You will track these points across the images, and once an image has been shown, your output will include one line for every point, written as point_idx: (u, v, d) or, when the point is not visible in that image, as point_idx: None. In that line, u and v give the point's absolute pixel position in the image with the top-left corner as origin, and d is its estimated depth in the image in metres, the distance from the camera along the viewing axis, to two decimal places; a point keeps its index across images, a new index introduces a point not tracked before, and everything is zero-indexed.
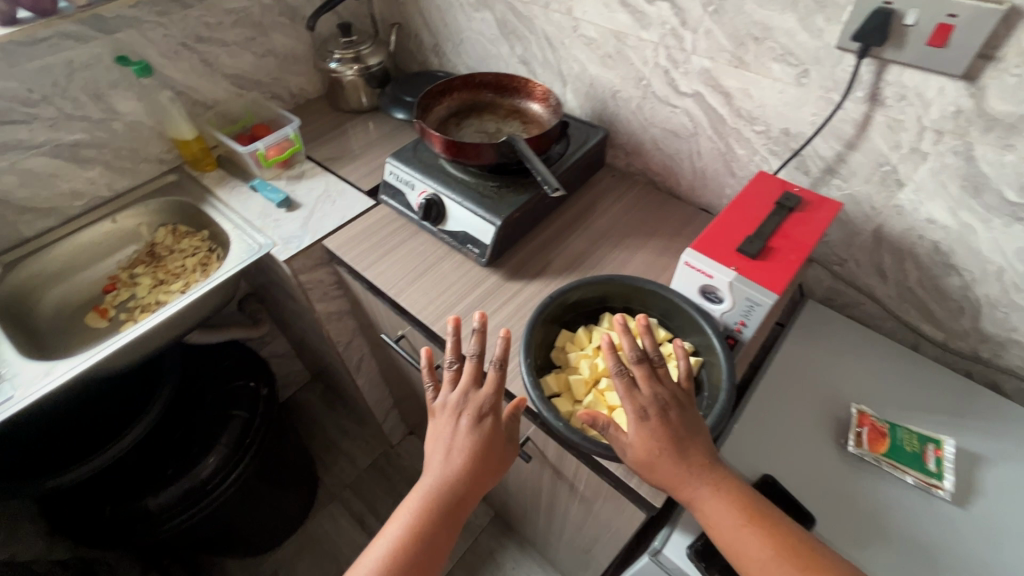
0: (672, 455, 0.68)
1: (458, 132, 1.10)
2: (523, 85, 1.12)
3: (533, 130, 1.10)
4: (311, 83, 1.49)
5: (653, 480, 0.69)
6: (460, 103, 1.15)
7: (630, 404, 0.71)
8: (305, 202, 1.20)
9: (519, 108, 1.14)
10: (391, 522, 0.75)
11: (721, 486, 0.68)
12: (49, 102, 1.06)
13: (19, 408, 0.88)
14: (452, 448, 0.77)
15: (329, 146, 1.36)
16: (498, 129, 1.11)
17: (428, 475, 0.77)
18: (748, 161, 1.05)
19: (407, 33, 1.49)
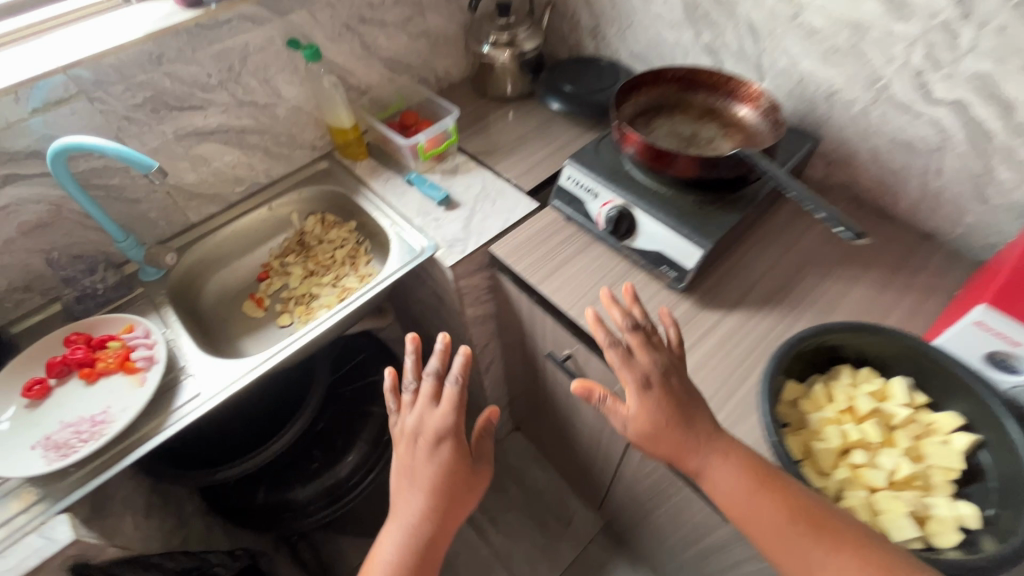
0: (673, 431, 0.67)
1: (648, 134, 0.98)
2: (723, 81, 0.99)
3: (735, 134, 0.97)
4: (457, 67, 1.39)
5: (653, 451, 0.69)
6: (649, 102, 1.02)
7: (628, 374, 0.70)
8: (464, 201, 1.12)
9: (715, 108, 1.00)
10: (375, 551, 0.73)
11: (728, 456, 0.66)
12: (225, 87, 1.02)
13: (207, 408, 0.87)
14: (420, 471, 0.76)
15: (480, 137, 1.27)
16: (694, 132, 0.98)
17: (405, 496, 0.75)
18: (1011, 187, 0.87)
19: (562, 14, 1.36)
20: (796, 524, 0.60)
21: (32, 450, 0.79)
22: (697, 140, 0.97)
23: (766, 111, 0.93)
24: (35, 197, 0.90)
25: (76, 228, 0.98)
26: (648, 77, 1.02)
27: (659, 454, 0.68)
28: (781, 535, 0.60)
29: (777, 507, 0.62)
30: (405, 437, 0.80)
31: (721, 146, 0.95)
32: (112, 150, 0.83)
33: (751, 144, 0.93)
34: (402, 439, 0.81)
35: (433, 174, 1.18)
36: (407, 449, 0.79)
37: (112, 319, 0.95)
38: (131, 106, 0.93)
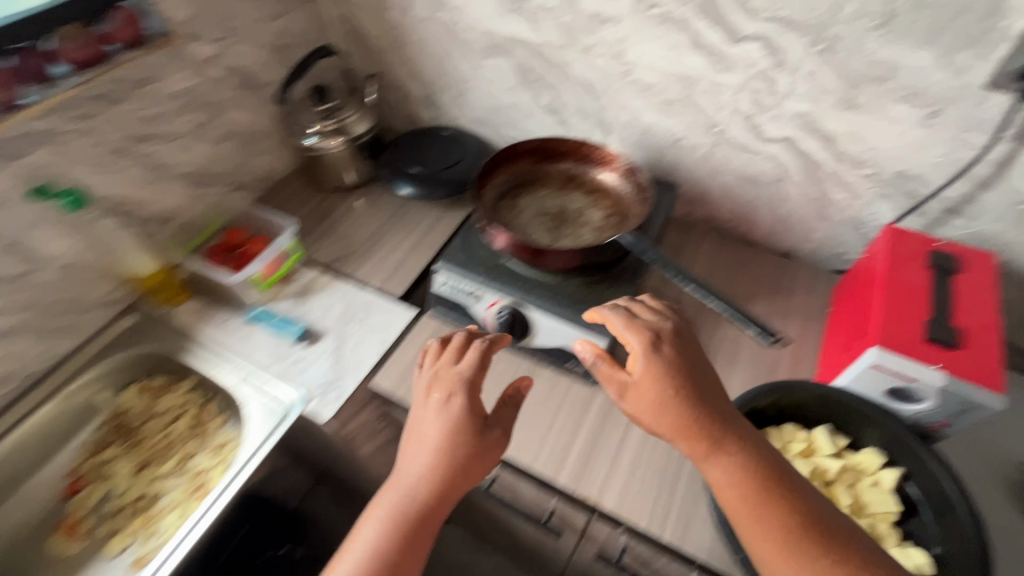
0: (683, 397, 0.59)
1: (516, 217, 0.91)
2: (576, 147, 0.96)
3: (603, 200, 0.93)
4: (280, 160, 1.20)
5: (646, 424, 0.60)
6: (506, 182, 0.96)
7: (634, 337, 0.63)
8: (327, 330, 0.95)
9: (576, 174, 0.97)
10: (357, 532, 0.60)
11: (741, 443, 0.57)
12: None
13: None
14: (427, 430, 0.64)
15: (327, 240, 1.09)
16: (562, 204, 0.93)
17: (416, 457, 0.63)
18: (846, 205, 0.94)
19: (389, 85, 1.24)
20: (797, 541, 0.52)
21: None
22: (567, 212, 0.92)
23: (626, 172, 0.92)
24: None
25: None
26: (501, 155, 0.96)
27: (652, 425, 0.59)
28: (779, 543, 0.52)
29: (789, 515, 0.53)
30: (422, 395, 0.67)
31: (592, 214, 0.91)
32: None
33: (620, 210, 0.91)
34: (419, 397, 0.67)
35: (278, 303, 0.98)
36: (426, 409, 0.65)
37: None
38: None
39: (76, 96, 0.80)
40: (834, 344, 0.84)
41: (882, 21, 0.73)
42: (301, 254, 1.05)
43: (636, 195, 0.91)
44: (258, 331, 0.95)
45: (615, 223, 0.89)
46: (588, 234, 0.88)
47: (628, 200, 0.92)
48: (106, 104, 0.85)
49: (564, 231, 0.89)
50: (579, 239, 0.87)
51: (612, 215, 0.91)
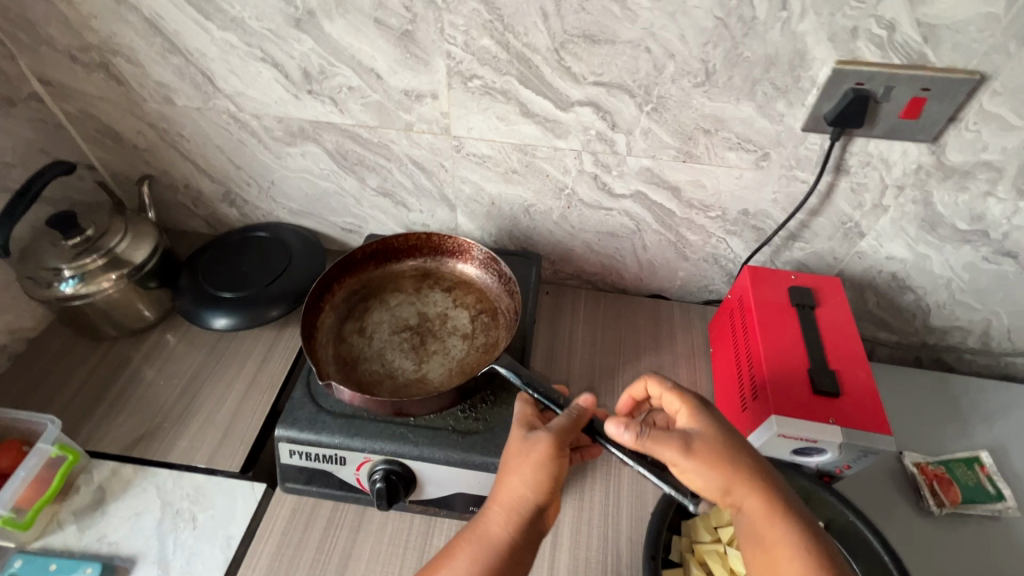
0: (748, 467, 0.55)
1: (369, 343, 0.78)
2: (425, 240, 0.87)
3: (466, 297, 0.84)
4: (28, 315, 0.89)
5: (704, 488, 0.56)
6: (349, 297, 0.83)
7: (689, 397, 0.61)
8: (141, 552, 0.69)
9: (430, 270, 0.87)
10: (454, 557, 0.55)
11: (806, 526, 0.53)
12: None
13: None
14: (517, 442, 0.59)
15: (121, 414, 0.82)
16: (420, 311, 0.82)
17: (509, 472, 0.58)
18: (701, 245, 0.93)
19: (171, 187, 0.99)
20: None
21: None
22: (429, 322, 0.81)
23: (485, 262, 0.85)
24: None
25: None
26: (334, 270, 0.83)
27: (714, 486, 0.55)
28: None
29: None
30: (522, 421, 0.62)
31: (458, 318, 0.82)
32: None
33: (489, 305, 0.83)
34: (517, 424, 0.62)
35: (59, 532, 0.71)
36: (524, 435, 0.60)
37: None
38: None
39: None
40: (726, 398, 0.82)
41: (702, 79, 0.71)
42: (85, 448, 0.77)
43: (500, 286, 0.84)
44: None
45: (486, 323, 0.81)
46: (458, 345, 0.78)
47: (494, 292, 0.84)
48: None
49: (428, 347, 0.78)
50: (449, 354, 0.77)
51: (480, 314, 0.82)
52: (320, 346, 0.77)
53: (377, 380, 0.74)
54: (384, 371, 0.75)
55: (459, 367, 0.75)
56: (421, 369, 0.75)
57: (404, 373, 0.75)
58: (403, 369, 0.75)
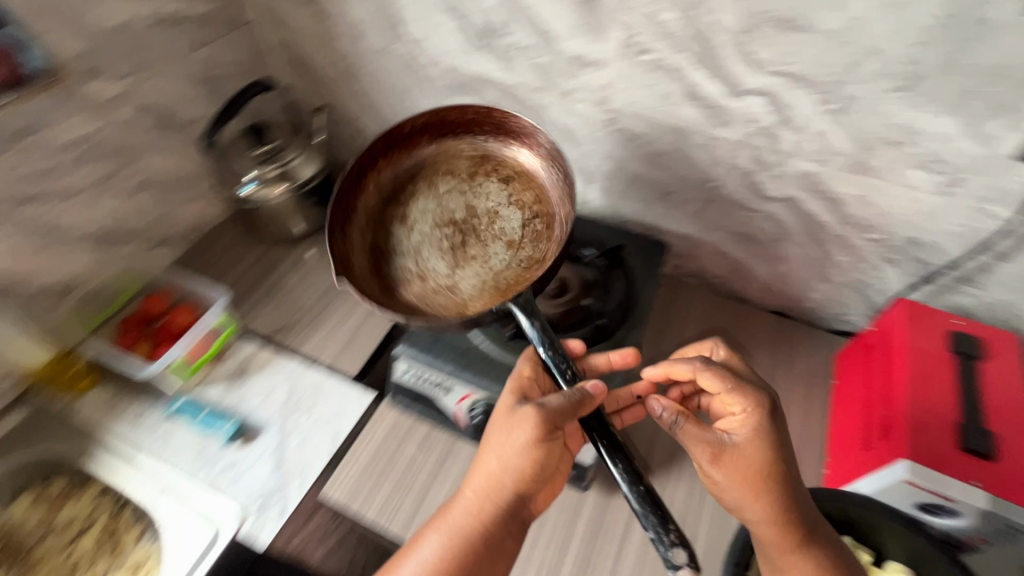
0: (783, 499, 0.53)
1: (410, 232, 0.81)
2: (483, 116, 0.81)
3: (519, 193, 0.82)
4: (213, 207, 1.04)
5: (727, 495, 0.56)
6: (396, 174, 0.84)
7: (743, 398, 0.58)
8: (268, 422, 0.80)
9: (487, 155, 0.84)
10: (430, 530, 0.57)
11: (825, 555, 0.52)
12: None
13: None
14: (498, 431, 0.57)
15: (268, 305, 0.94)
16: (469, 205, 0.83)
17: (492, 457, 0.57)
18: (848, 268, 0.85)
19: (341, 120, 1.10)
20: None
21: None
22: (474, 219, 0.82)
23: (546, 154, 0.79)
24: None
25: None
26: (386, 145, 0.82)
27: (734, 497, 0.56)
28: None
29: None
30: (507, 403, 0.60)
31: (508, 219, 0.81)
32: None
33: (543, 209, 0.80)
34: (504, 404, 0.60)
35: (207, 389, 0.83)
36: (507, 419, 0.58)
37: None
38: None
39: None
40: (845, 433, 0.76)
41: (904, 83, 0.64)
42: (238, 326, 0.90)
43: (557, 186, 0.80)
44: (180, 427, 0.79)
45: (537, 229, 0.80)
46: (501, 253, 0.79)
47: (552, 193, 0.81)
48: None
49: (473, 248, 0.79)
50: (486, 263, 0.78)
51: (534, 217, 0.81)
52: (356, 228, 0.80)
53: (410, 278, 0.78)
54: (418, 270, 0.78)
55: (495, 281, 0.77)
56: (455, 276, 0.78)
57: (435, 276, 0.78)
58: (436, 270, 0.78)
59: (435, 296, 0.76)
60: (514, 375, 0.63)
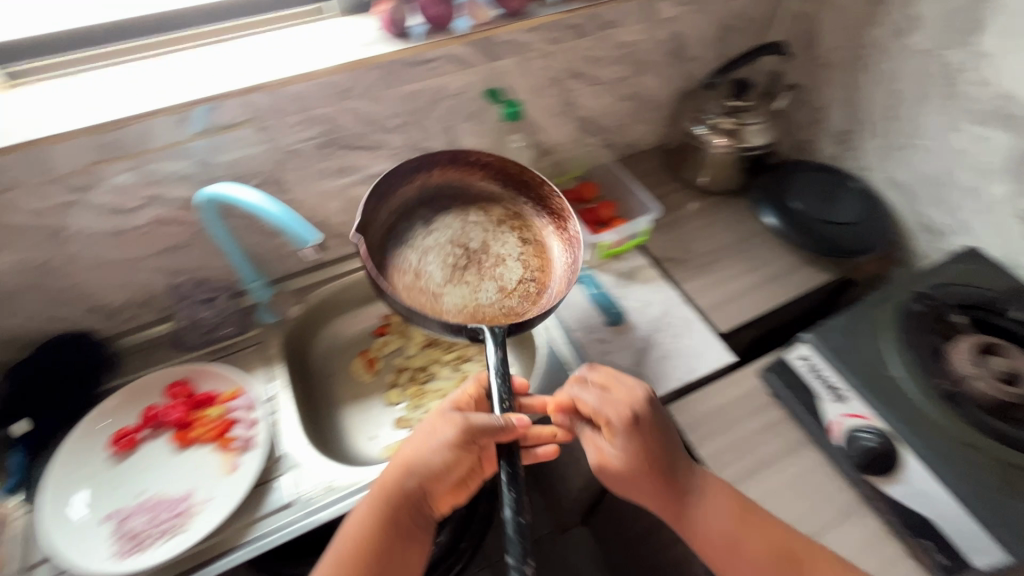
0: (651, 471, 0.65)
1: (434, 237, 0.85)
2: (537, 183, 0.86)
3: (533, 258, 0.85)
4: (653, 136, 1.16)
5: (622, 487, 0.68)
6: (441, 185, 0.88)
7: (606, 412, 0.66)
8: (640, 326, 0.89)
9: (521, 213, 0.88)
10: (357, 509, 0.63)
11: (719, 503, 0.64)
12: (403, 130, 0.85)
13: (297, 532, 0.70)
14: (418, 438, 0.65)
15: (667, 236, 1.03)
16: (486, 241, 0.86)
17: (409, 443, 0.65)
18: None
19: (805, 104, 1.09)
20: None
21: (90, 528, 0.68)
22: (483, 255, 0.84)
23: (571, 240, 0.83)
24: (177, 219, 0.79)
25: (208, 257, 0.86)
26: (449, 171, 0.88)
27: (619, 483, 0.67)
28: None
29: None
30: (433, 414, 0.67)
31: (509, 269, 0.83)
32: (269, 214, 0.67)
33: (545, 274, 0.83)
34: (431, 415, 0.67)
35: (602, 273, 0.96)
36: (430, 423, 0.66)
37: (210, 368, 0.82)
38: (299, 140, 0.78)
39: (559, 20, 0.83)
40: None
41: None
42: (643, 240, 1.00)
43: (568, 269, 0.82)
44: (577, 290, 0.94)
45: (527, 291, 0.81)
46: (493, 293, 0.80)
47: (557, 270, 0.83)
48: (573, 35, 0.87)
49: (470, 275, 0.82)
50: (475, 292, 0.80)
51: (530, 282, 0.82)
52: (387, 209, 0.83)
53: (405, 270, 0.81)
54: (415, 267, 0.82)
55: (474, 309, 0.78)
56: (443, 287, 0.80)
57: (429, 284, 0.80)
58: (432, 277, 0.81)
59: (417, 292, 0.79)
60: (451, 396, 0.71)
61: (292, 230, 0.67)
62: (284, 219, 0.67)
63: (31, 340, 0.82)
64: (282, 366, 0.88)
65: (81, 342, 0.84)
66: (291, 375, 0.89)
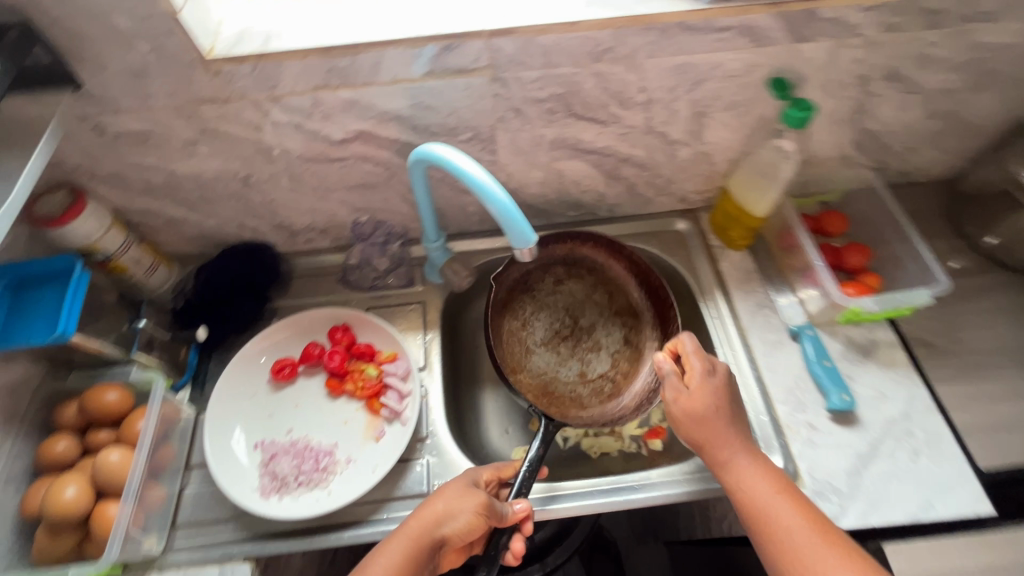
0: (730, 419, 0.63)
1: (553, 297, 0.87)
2: (661, 293, 0.82)
3: (622, 362, 0.84)
4: (944, 171, 0.87)
5: (686, 428, 0.64)
6: (585, 258, 0.87)
7: (697, 358, 0.66)
8: (867, 423, 0.70)
9: (640, 314, 0.85)
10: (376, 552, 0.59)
11: (771, 469, 0.61)
12: (647, 108, 0.68)
13: None
14: (447, 499, 0.62)
15: (925, 312, 0.78)
16: (594, 323, 0.87)
17: (440, 496, 0.62)
18: None
19: None
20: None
21: (244, 453, 0.70)
22: (587, 334, 0.86)
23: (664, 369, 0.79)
24: (375, 158, 0.71)
25: (393, 202, 0.79)
26: (591, 249, 0.86)
27: (686, 423, 0.64)
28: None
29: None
30: (461, 478, 0.65)
31: (598, 360, 0.84)
32: (493, 206, 0.55)
33: (623, 387, 0.82)
34: (458, 481, 0.64)
35: (830, 340, 0.76)
36: (458, 489, 0.63)
37: (373, 320, 0.78)
38: (529, 99, 0.65)
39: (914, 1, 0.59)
40: None
41: None
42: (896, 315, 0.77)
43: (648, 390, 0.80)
44: (793, 352, 0.75)
45: (602, 388, 0.83)
46: (572, 375, 0.84)
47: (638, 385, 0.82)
48: (919, 25, 0.63)
49: (566, 348, 0.85)
50: (559, 367, 0.84)
51: (609, 382, 0.83)
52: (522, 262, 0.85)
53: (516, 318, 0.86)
54: (522, 319, 0.86)
55: (552, 382, 0.83)
56: (536, 349, 0.85)
57: (528, 338, 0.85)
58: (533, 334, 0.86)
59: (515, 343, 0.84)
60: (480, 470, 0.67)
61: (510, 229, 0.56)
62: (509, 217, 0.55)
63: (220, 241, 0.82)
64: (437, 333, 0.82)
65: (261, 254, 0.83)
66: (444, 345, 0.83)
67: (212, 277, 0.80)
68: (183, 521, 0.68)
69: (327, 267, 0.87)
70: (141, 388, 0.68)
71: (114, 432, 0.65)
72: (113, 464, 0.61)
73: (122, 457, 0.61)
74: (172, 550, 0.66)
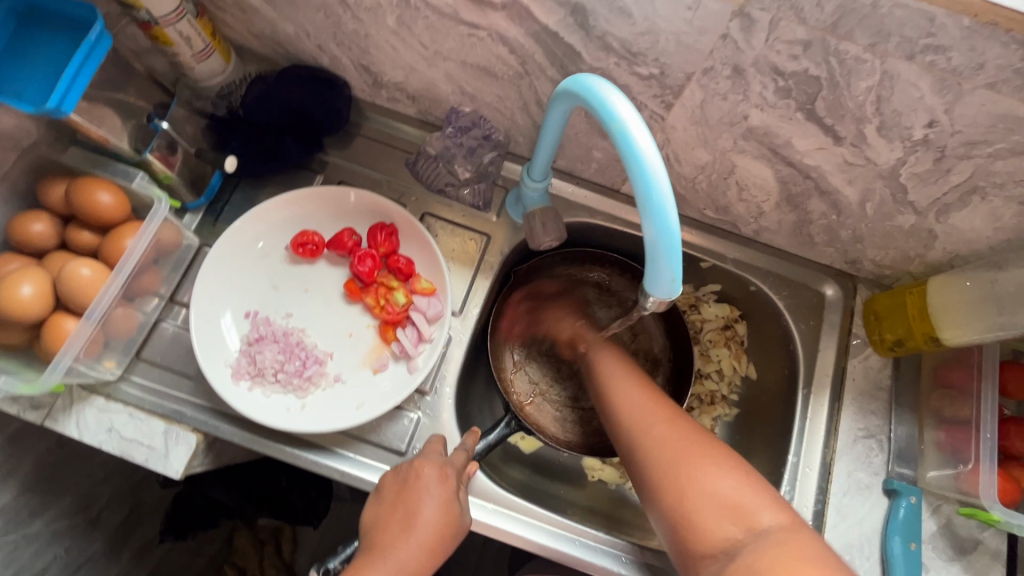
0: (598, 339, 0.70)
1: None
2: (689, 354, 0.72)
3: None
4: None
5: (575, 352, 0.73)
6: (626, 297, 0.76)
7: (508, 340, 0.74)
8: None
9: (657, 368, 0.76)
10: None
11: (634, 378, 0.63)
12: (912, 149, 0.46)
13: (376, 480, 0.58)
14: (438, 524, 0.50)
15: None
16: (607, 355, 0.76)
17: (432, 527, 0.49)
18: None
19: None
20: (728, 502, 0.47)
21: (232, 321, 0.61)
22: None
23: None
24: (517, 42, 0.51)
25: (510, 105, 0.60)
26: (629, 285, 0.75)
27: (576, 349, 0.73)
28: (706, 491, 0.48)
29: (713, 471, 0.49)
30: (442, 486, 0.52)
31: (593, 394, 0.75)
32: (651, 228, 0.36)
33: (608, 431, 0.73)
34: (442, 500, 0.51)
35: (927, 514, 0.61)
36: (451, 519, 0.50)
37: (424, 235, 0.63)
38: (766, 61, 0.43)
39: None
40: None
41: None
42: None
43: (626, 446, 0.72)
44: (875, 507, 0.61)
45: (583, 423, 0.74)
46: (560, 394, 0.74)
47: None
48: None
49: (566, 366, 0.75)
50: (548, 383, 0.75)
51: (594, 420, 0.74)
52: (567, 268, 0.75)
53: (528, 321, 0.76)
54: (535, 323, 0.76)
55: (537, 393, 0.74)
56: (530, 360, 0.75)
57: (531, 342, 0.76)
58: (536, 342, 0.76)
59: (519, 340, 0.75)
60: (455, 476, 0.53)
61: (656, 267, 0.38)
62: (664, 252, 0.37)
63: (293, 54, 0.65)
64: (488, 282, 0.67)
65: (332, 90, 0.65)
66: (491, 295, 0.69)
67: (268, 97, 0.65)
68: (148, 356, 0.60)
69: (401, 140, 0.71)
70: (141, 199, 0.57)
71: (98, 238, 0.55)
72: (81, 278, 0.52)
73: (94, 275, 0.52)
74: (127, 382, 0.59)
